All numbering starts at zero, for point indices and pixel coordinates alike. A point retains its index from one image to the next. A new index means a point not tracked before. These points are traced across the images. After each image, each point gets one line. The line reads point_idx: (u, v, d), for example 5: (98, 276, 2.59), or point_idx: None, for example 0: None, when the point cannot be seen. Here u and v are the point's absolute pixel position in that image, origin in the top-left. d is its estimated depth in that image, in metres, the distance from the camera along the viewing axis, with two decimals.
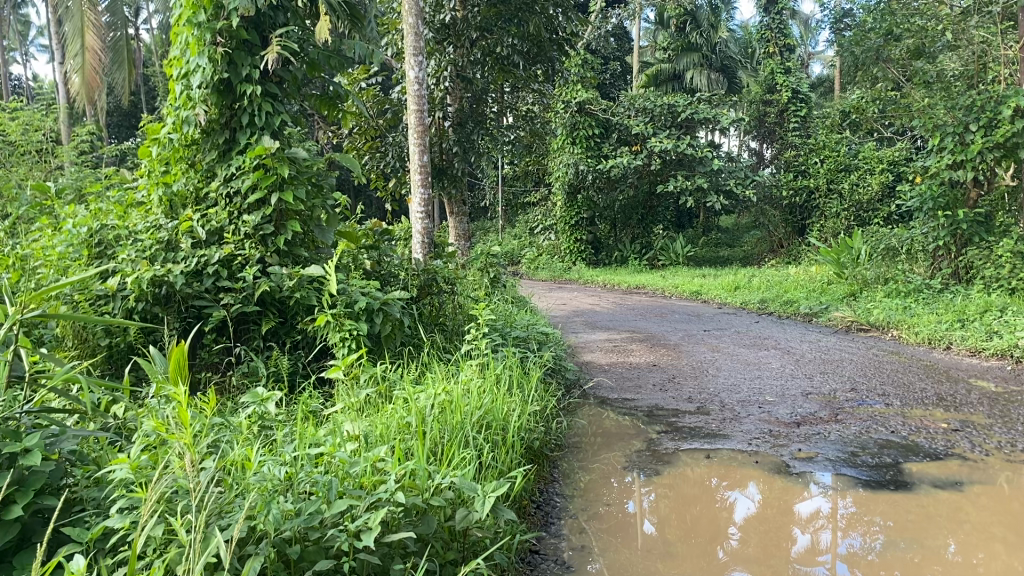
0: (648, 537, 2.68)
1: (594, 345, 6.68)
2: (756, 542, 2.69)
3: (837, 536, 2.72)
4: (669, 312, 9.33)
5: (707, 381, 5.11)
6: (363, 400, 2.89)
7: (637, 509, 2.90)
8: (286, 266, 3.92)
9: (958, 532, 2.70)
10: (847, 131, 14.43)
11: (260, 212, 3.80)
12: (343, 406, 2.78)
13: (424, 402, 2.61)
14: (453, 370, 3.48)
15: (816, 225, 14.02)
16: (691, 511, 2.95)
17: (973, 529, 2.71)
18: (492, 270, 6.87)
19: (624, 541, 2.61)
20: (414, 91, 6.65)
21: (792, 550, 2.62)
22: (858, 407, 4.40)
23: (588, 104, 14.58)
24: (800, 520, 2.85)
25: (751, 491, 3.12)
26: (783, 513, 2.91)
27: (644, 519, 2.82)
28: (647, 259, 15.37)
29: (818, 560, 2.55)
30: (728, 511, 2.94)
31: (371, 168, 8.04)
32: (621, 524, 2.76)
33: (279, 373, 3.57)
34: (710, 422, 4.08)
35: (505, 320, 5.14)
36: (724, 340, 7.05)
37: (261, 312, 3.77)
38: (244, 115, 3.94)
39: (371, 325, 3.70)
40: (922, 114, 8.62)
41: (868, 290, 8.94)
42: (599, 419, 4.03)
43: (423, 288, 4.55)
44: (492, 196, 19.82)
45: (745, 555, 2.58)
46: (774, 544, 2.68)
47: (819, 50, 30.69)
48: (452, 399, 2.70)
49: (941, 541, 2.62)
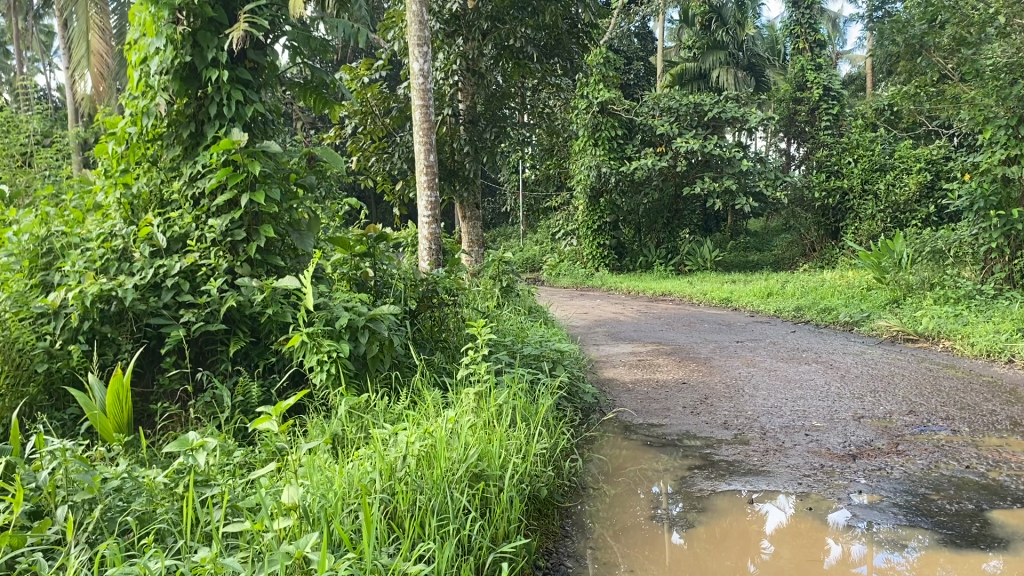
0: (677, 548, 2.47)
1: (617, 359, 6.14)
2: (789, 556, 2.45)
3: (873, 548, 2.48)
4: (697, 321, 8.75)
5: (743, 402, 4.55)
6: (323, 451, 2.35)
7: (666, 519, 2.70)
8: (259, 277, 3.40)
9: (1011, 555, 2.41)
10: (881, 129, 13.76)
11: (227, 217, 3.30)
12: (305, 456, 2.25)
13: (395, 453, 2.08)
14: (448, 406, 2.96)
15: (850, 228, 13.35)
16: (722, 521, 2.72)
17: None
18: (505, 278, 6.37)
19: (647, 558, 2.38)
20: (418, 84, 6.14)
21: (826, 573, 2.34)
22: (920, 434, 3.84)
23: (611, 104, 14.09)
24: (834, 531, 2.62)
25: (783, 502, 2.90)
26: (818, 526, 2.67)
27: (673, 530, 2.61)
28: (673, 264, 14.78)
29: (853, 572, 2.33)
30: (759, 523, 2.71)
31: (377, 170, 7.55)
32: (646, 537, 2.56)
33: (247, 404, 3.09)
34: (751, 455, 3.52)
35: (517, 335, 4.62)
36: (758, 353, 6.48)
37: (229, 330, 3.28)
38: (211, 104, 3.45)
39: (356, 345, 3.18)
40: (969, 107, 8.03)
41: (913, 296, 8.33)
42: (622, 451, 3.49)
43: (422, 300, 4.06)
44: (513, 200, 19.31)
45: (776, 569, 2.37)
46: (808, 561, 2.42)
47: (848, 49, 29.87)
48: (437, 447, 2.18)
49: (985, 562, 2.36)
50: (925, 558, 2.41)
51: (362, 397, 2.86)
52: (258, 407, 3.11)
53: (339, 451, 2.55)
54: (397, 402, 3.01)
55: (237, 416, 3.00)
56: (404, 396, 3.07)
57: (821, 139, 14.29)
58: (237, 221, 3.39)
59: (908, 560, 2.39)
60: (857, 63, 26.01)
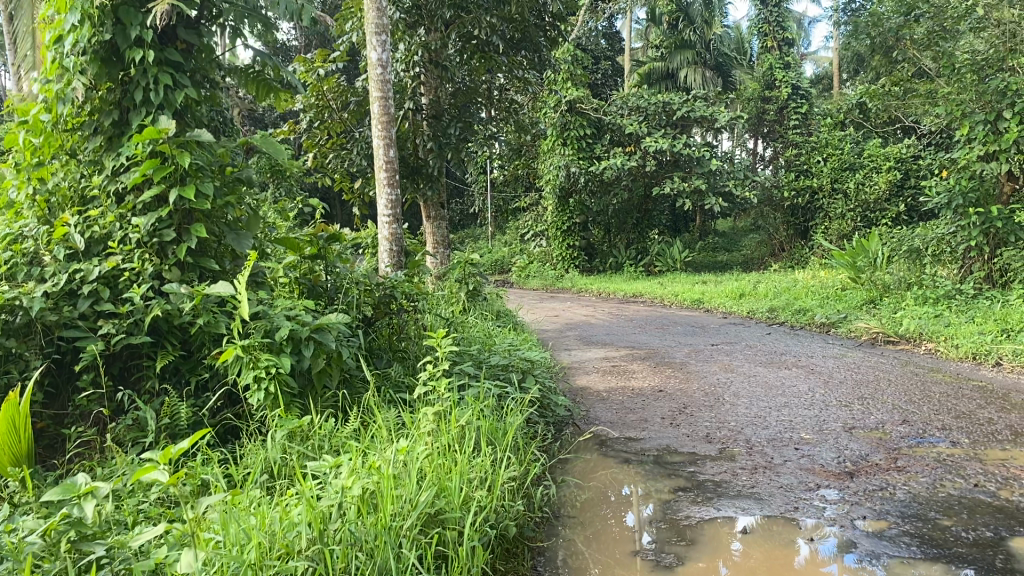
0: (647, 553, 2.35)
1: (590, 365, 5.83)
2: (758, 554, 2.36)
3: (843, 550, 2.40)
4: (670, 323, 8.45)
5: (725, 413, 4.24)
6: (249, 498, 2.01)
7: (636, 521, 2.63)
8: (190, 283, 3.03)
9: (989, 567, 2.29)
10: (851, 128, 13.62)
11: (153, 215, 2.93)
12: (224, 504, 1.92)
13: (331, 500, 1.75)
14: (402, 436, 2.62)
15: (821, 227, 13.17)
16: (692, 524, 2.63)
17: (1004, 566, 2.29)
18: (471, 280, 6.02)
19: (617, 560, 2.28)
20: (376, 75, 5.77)
21: (797, 572, 2.25)
22: (918, 447, 3.55)
23: (579, 103, 13.83)
24: (805, 531, 2.56)
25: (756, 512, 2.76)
26: (787, 528, 2.60)
27: (645, 531, 2.53)
28: (643, 265, 14.50)
29: (824, 571, 2.24)
30: (729, 525, 2.62)
31: (335, 168, 7.19)
32: (617, 539, 2.46)
33: (175, 427, 2.73)
34: (738, 474, 3.20)
35: (483, 343, 4.28)
36: (736, 356, 6.20)
37: (157, 343, 2.93)
38: (136, 89, 3.07)
39: (299, 359, 2.85)
40: (946, 103, 7.81)
41: (890, 296, 8.13)
42: (599, 471, 3.17)
43: (379, 306, 3.71)
44: (481, 202, 18.97)
45: (748, 568, 2.26)
46: (778, 560, 2.33)
47: (814, 50, 29.78)
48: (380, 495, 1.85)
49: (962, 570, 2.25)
50: (899, 561, 2.32)
51: (303, 420, 2.54)
52: (187, 430, 2.75)
53: (274, 494, 2.21)
54: (347, 427, 2.67)
55: (161, 443, 2.64)
56: (354, 419, 2.73)
57: (790, 138, 14.09)
58: (165, 219, 3.01)
59: (880, 562, 2.31)
60: (822, 64, 26.01)
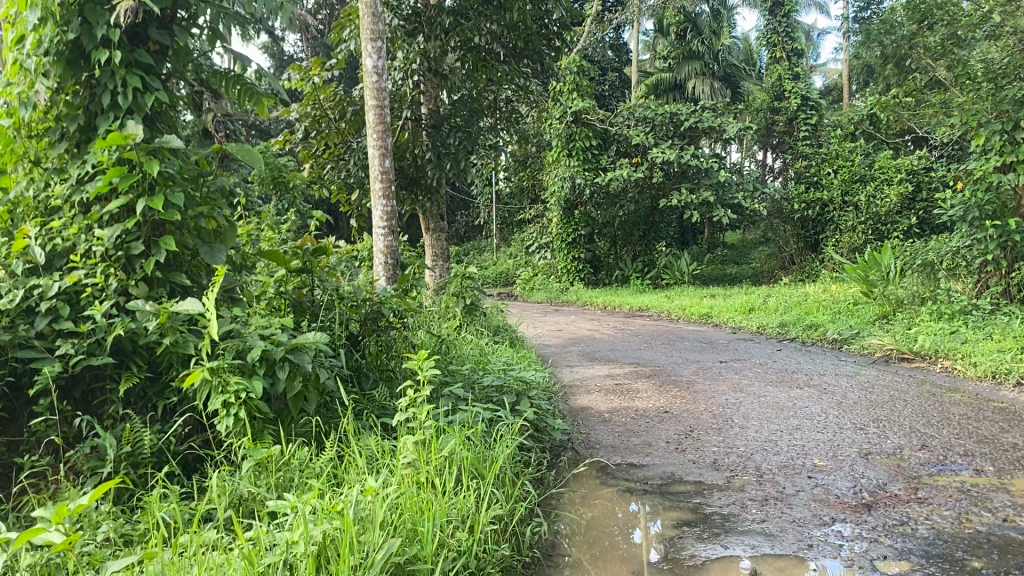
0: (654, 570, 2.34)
1: (592, 383, 5.62)
2: None
3: None
4: (677, 338, 8.23)
5: (734, 437, 4.02)
6: (198, 548, 1.84)
7: (643, 539, 2.61)
8: (159, 299, 2.83)
9: None
10: (861, 140, 13.39)
11: (118, 226, 2.73)
12: (157, 560, 1.75)
13: (279, 559, 1.58)
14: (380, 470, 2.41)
15: (831, 240, 12.92)
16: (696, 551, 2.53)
17: None
18: (469, 295, 5.80)
19: None
20: (372, 83, 5.56)
21: None
22: (939, 475, 3.32)
23: (585, 114, 13.67)
24: (810, 564, 2.41)
25: (765, 547, 2.56)
26: (791, 560, 2.45)
27: (651, 549, 2.52)
28: (650, 278, 14.29)
29: None
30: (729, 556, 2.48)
31: (333, 179, 7.02)
32: (624, 556, 2.45)
33: (137, 456, 2.53)
34: (747, 506, 2.98)
35: (477, 362, 4.07)
36: (745, 374, 5.97)
37: (121, 364, 2.73)
38: (104, 92, 2.88)
39: (274, 383, 2.65)
40: (962, 112, 7.57)
41: (904, 311, 7.91)
42: (599, 502, 2.97)
43: (366, 324, 3.51)
44: (487, 213, 18.80)
45: None
46: None
47: (822, 63, 29.53)
48: (340, 546, 1.67)
49: None
50: None
51: (272, 450, 2.35)
52: (151, 459, 2.55)
53: (232, 538, 2.01)
54: (322, 459, 2.47)
55: (120, 474, 2.44)
56: (330, 449, 2.53)
57: (799, 149, 13.85)
58: (133, 230, 2.82)
59: None
60: (831, 77, 25.83)
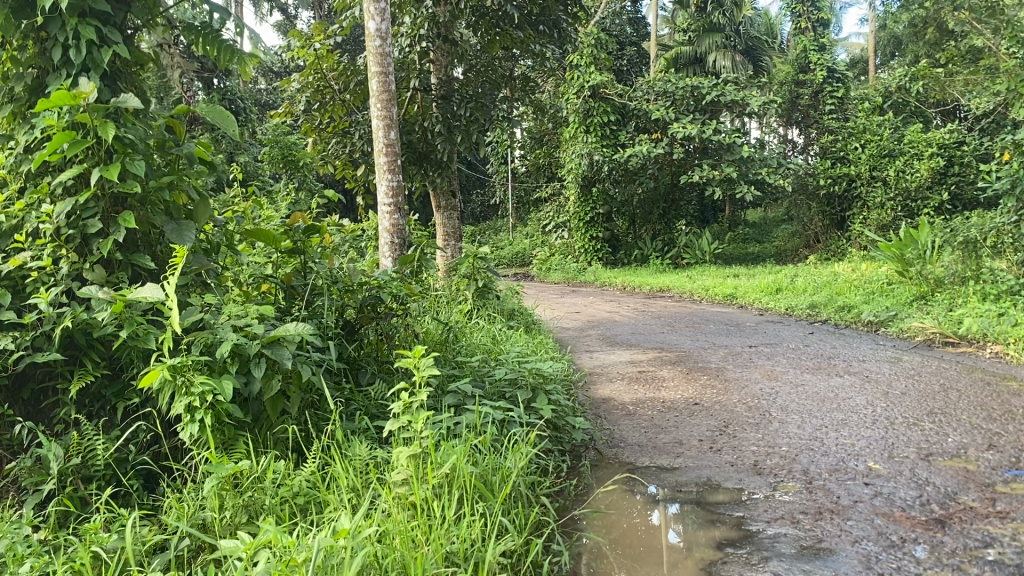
0: (675, 561, 2.25)
1: (613, 371, 5.22)
2: None
3: None
4: (701, 321, 7.80)
5: (774, 434, 3.62)
6: None
7: (661, 519, 2.57)
8: (119, 286, 2.45)
9: None
10: (890, 113, 12.82)
11: (69, 201, 2.34)
12: None
13: None
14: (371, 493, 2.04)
15: (859, 217, 12.43)
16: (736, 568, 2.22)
17: None
18: (481, 277, 5.37)
19: None
20: (374, 47, 5.09)
21: None
22: (1016, 482, 2.90)
23: (603, 88, 13.20)
24: None
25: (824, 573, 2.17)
26: None
27: (669, 530, 2.49)
28: (670, 258, 13.83)
29: None
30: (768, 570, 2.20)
31: (337, 153, 6.67)
32: (643, 540, 2.41)
33: (87, 470, 2.16)
34: (799, 521, 2.57)
35: (489, 353, 3.68)
36: (778, 361, 5.55)
37: (75, 359, 2.36)
38: (54, 46, 2.50)
39: (248, 383, 2.28)
40: (1009, 77, 7.02)
41: (944, 291, 7.44)
42: (632, 517, 2.58)
43: (365, 313, 3.11)
44: (501, 193, 18.37)
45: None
46: None
47: (843, 37, 28.88)
48: None
49: None
50: None
51: (239, 466, 1.99)
52: (105, 472, 2.18)
53: None
54: (302, 475, 2.11)
55: (62, 492, 2.07)
56: (312, 463, 2.16)
57: (826, 123, 13.28)
58: (89, 206, 2.43)
59: None
60: (855, 50, 25.19)
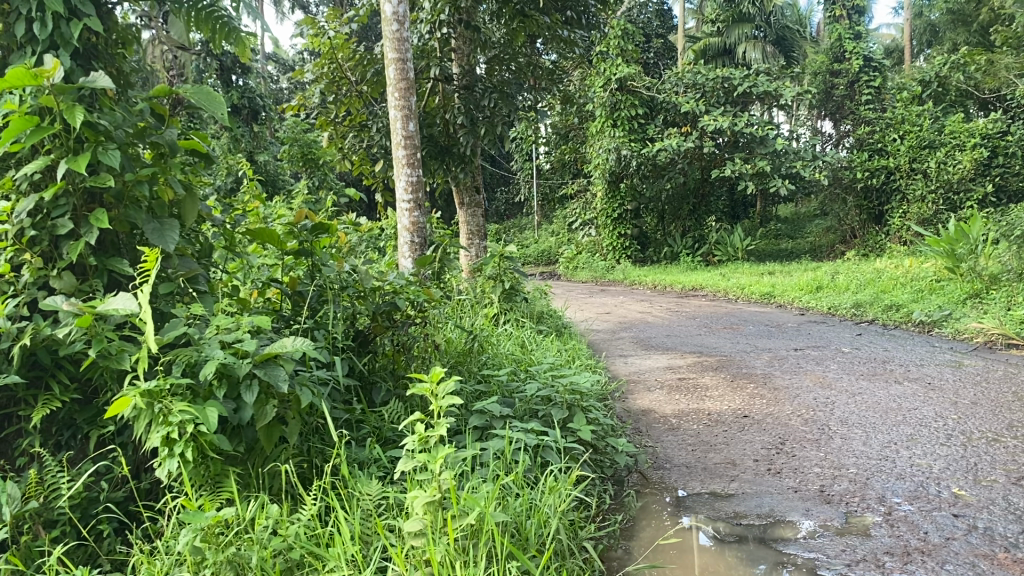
0: None
1: (651, 378, 4.85)
2: None
3: None
4: (740, 321, 7.39)
5: (839, 453, 3.23)
6: None
7: (692, 521, 2.52)
8: (90, 296, 2.12)
9: None
10: (930, 102, 12.28)
11: (32, 198, 2.01)
12: None
13: None
14: (379, 548, 1.70)
15: (898, 211, 11.92)
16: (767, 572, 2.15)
17: None
18: (508, 277, 5.01)
19: None
20: (390, 31, 4.73)
21: None
22: None
23: (630, 80, 12.79)
24: None
25: None
26: None
27: (700, 531, 2.43)
28: (701, 255, 13.38)
29: None
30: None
31: (355, 148, 6.35)
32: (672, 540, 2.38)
33: (50, 514, 1.82)
34: (886, 565, 2.18)
35: (518, 364, 3.33)
36: (828, 366, 5.14)
37: (38, 382, 2.03)
38: (17, 20, 2.18)
39: (238, 409, 1.93)
40: None
41: (999, 288, 6.97)
42: (693, 563, 2.21)
43: (379, 320, 2.76)
44: (527, 189, 17.99)
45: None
46: None
47: (874, 28, 28.26)
48: None
49: None
50: None
51: (222, 515, 1.65)
52: (70, 516, 1.85)
53: None
54: (300, 521, 1.78)
55: (15, 545, 1.73)
56: (311, 507, 1.82)
57: (862, 114, 12.75)
58: (59, 203, 2.10)
59: None
60: (888, 40, 24.55)
